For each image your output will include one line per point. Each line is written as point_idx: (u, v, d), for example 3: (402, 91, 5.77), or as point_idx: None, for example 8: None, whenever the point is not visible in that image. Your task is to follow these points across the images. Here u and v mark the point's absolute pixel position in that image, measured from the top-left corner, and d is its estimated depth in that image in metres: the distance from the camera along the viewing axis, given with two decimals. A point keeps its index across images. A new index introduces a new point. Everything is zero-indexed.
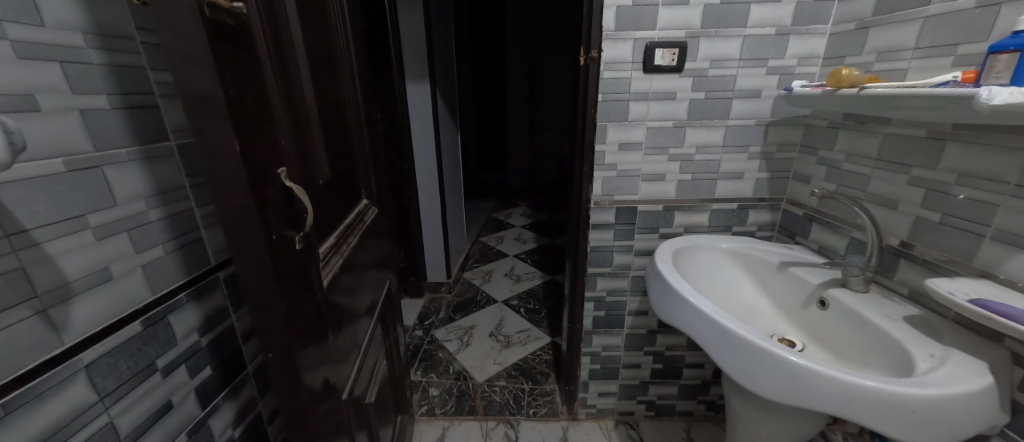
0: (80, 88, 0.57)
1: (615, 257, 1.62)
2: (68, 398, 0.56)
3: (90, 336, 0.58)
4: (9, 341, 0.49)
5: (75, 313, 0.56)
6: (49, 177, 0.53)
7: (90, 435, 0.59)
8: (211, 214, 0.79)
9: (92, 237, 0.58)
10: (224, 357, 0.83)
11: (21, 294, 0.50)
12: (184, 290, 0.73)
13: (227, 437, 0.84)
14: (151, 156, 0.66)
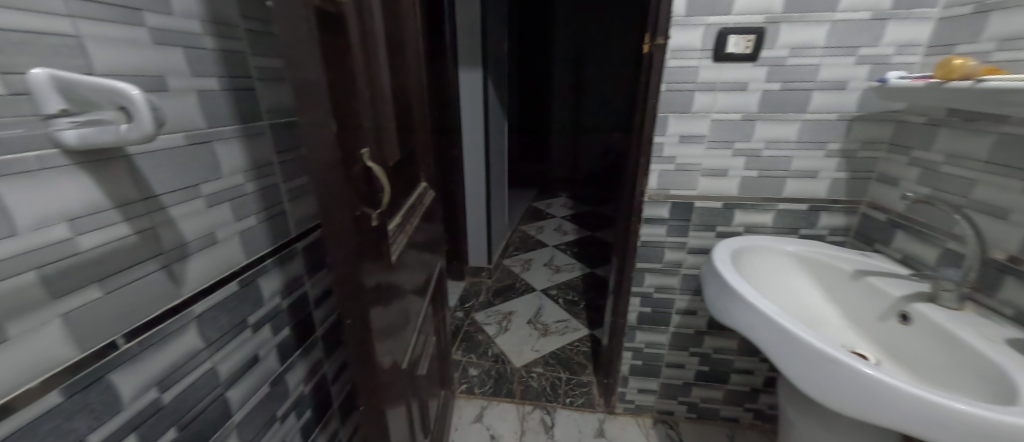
0: (198, 71, 0.63)
1: (666, 253, 1.57)
2: (183, 343, 0.64)
3: (201, 291, 0.66)
4: (143, 290, 0.56)
5: (189, 270, 0.63)
6: (174, 148, 0.59)
7: (198, 376, 0.67)
8: (294, 189, 0.86)
9: (204, 204, 0.65)
10: (299, 321, 0.91)
11: (153, 250, 0.57)
12: (270, 257, 0.80)
13: (300, 392, 0.93)
14: (248, 134, 0.73)
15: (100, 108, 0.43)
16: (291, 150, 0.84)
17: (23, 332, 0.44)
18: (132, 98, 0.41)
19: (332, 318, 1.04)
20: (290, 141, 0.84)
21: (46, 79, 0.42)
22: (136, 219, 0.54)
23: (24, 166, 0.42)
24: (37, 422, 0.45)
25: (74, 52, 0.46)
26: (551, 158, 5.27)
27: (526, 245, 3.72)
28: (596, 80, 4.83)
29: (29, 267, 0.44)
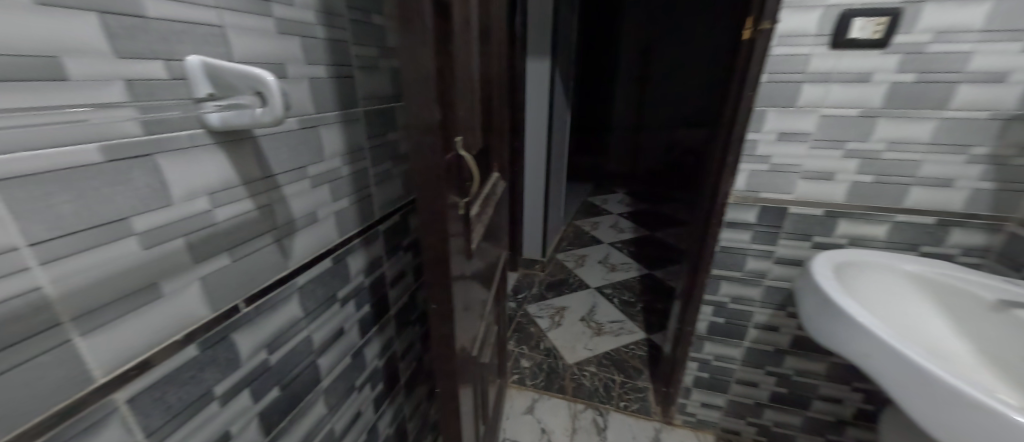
0: (312, 60, 0.67)
1: (749, 262, 1.43)
2: (287, 311, 0.68)
3: (303, 265, 0.70)
4: (260, 260, 0.61)
5: (296, 245, 0.68)
6: (289, 132, 0.64)
7: (296, 343, 0.71)
8: (381, 173, 0.90)
9: (309, 184, 0.70)
10: (378, 299, 0.95)
11: (269, 225, 0.62)
12: (357, 237, 0.85)
13: (374, 366, 0.98)
14: (347, 120, 0.77)
15: (240, 93, 0.46)
16: (380, 136, 0.88)
17: (173, 290, 0.48)
18: (267, 83, 0.44)
19: (404, 299, 1.08)
20: (379, 128, 0.87)
21: (199, 65, 0.47)
22: (258, 196, 0.59)
23: (177, 144, 0.46)
24: (179, 372, 0.49)
25: (217, 41, 0.50)
26: (611, 152, 5.08)
27: (581, 240, 3.61)
28: (665, 71, 4.56)
29: (179, 235, 0.48)
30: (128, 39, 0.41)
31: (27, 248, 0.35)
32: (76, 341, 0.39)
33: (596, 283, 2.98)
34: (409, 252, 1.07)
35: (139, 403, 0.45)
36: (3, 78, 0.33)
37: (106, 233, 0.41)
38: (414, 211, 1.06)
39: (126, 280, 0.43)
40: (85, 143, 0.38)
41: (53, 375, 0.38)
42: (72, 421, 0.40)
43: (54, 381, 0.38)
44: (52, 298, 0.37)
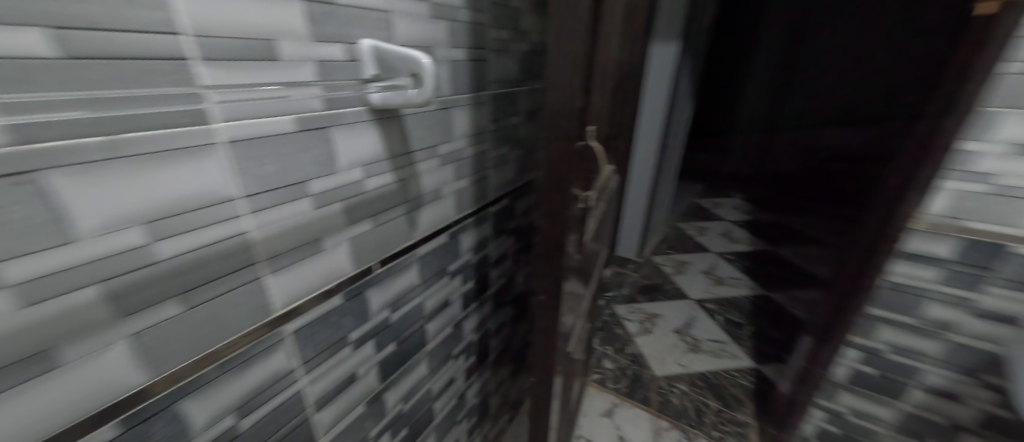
0: (455, 42, 0.69)
1: (930, 306, 1.03)
2: (406, 277, 0.70)
3: (426, 236, 0.73)
4: (393, 230, 0.63)
5: (422, 218, 0.70)
6: (429, 112, 0.66)
7: (411, 307, 0.74)
8: (498, 157, 0.91)
9: (439, 162, 0.71)
10: (480, 277, 0.98)
11: (403, 197, 0.64)
12: (471, 216, 0.87)
13: (469, 339, 1.01)
14: (476, 102, 0.79)
15: (399, 75, 0.50)
16: (500, 121, 0.88)
17: (331, 246, 0.52)
18: (426, 69, 0.46)
19: (501, 280, 1.10)
20: (501, 112, 0.88)
21: (370, 49, 0.51)
22: (399, 169, 0.61)
23: (345, 119, 0.49)
24: (328, 316, 0.54)
25: (383, 25, 0.54)
26: (732, 152, 4.48)
27: (682, 245, 3.25)
28: (817, 57, 3.77)
29: (337, 200, 0.51)
30: (322, 24, 0.45)
31: (240, 199, 0.40)
32: (264, 278, 0.45)
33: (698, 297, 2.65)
34: (512, 237, 1.08)
35: (296, 339, 0.51)
36: (237, 58, 0.37)
37: (288, 193, 0.45)
38: (521, 196, 1.07)
39: (299, 235, 0.47)
40: (282, 116, 0.42)
41: (246, 304, 0.44)
42: (252, 344, 0.45)
43: (244, 310, 0.44)
44: (250, 242, 0.42)
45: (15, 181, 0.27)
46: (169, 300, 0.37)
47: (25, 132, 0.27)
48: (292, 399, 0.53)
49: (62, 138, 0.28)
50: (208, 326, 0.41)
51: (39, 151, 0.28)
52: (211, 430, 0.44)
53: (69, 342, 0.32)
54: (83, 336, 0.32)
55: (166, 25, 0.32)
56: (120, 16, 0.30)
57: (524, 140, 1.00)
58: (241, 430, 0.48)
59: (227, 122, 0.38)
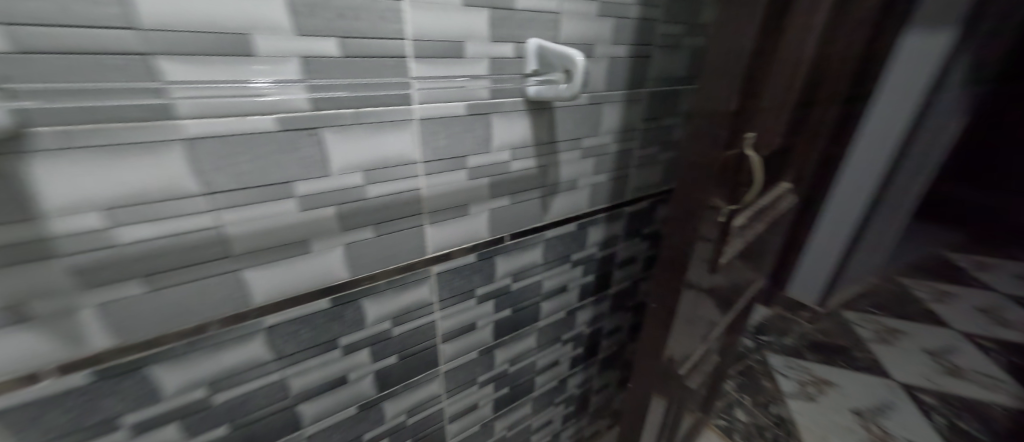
0: (618, 39, 0.58)
1: None
2: (529, 255, 0.67)
3: (556, 222, 0.66)
4: (522, 213, 0.61)
5: (557, 203, 0.65)
6: (577, 107, 0.58)
7: (528, 284, 0.70)
8: (644, 155, 0.75)
9: (579, 154, 0.63)
10: (602, 274, 0.83)
11: (540, 182, 0.60)
12: (604, 213, 0.74)
13: (580, 331, 0.88)
14: (631, 100, 0.66)
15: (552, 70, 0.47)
16: (657, 117, 0.72)
17: (474, 212, 0.55)
18: (576, 63, 0.43)
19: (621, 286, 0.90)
20: (662, 109, 0.72)
21: (535, 47, 0.48)
22: (541, 155, 0.58)
23: (504, 107, 0.50)
24: (463, 269, 0.59)
25: (551, 25, 0.50)
26: None
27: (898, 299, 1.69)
28: None
29: (487, 176, 0.53)
30: (501, 27, 0.45)
31: (421, 163, 0.46)
32: (425, 227, 0.51)
33: (905, 379, 1.42)
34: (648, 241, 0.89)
35: (438, 279, 0.57)
36: (441, 55, 0.42)
37: (450, 164, 0.49)
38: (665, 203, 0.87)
39: (453, 199, 0.52)
40: (456, 103, 0.46)
41: (409, 243, 0.51)
42: (409, 273, 0.53)
43: (410, 248, 0.51)
44: (420, 198, 0.49)
45: (306, 132, 0.38)
46: (366, 227, 0.46)
47: (318, 102, 0.37)
48: (426, 326, 0.60)
49: (332, 107, 0.38)
50: (386, 251, 0.49)
51: (323, 115, 0.38)
52: (372, 327, 0.54)
53: (316, 238, 0.43)
54: (321, 237, 0.44)
55: (396, 32, 0.38)
56: (376, 27, 0.37)
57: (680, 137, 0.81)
58: (390, 336, 0.56)
59: (422, 104, 0.43)
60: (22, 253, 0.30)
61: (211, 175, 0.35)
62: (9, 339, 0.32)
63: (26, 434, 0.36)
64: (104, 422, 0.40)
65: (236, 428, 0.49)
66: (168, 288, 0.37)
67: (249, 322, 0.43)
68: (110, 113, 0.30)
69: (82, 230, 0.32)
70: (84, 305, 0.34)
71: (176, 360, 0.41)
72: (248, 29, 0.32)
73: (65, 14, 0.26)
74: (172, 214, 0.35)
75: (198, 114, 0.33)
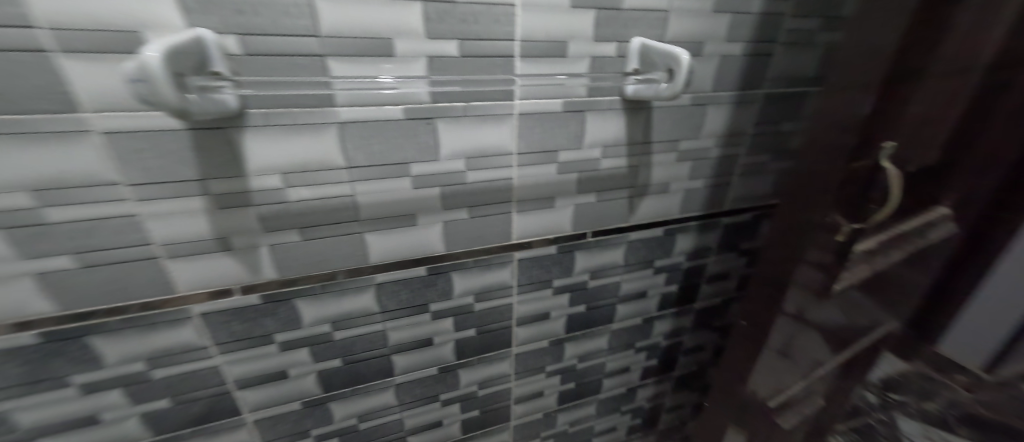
0: (734, 37, 0.52)
1: None
2: (609, 255, 0.66)
3: (642, 224, 0.65)
4: (607, 211, 0.61)
5: (646, 206, 0.63)
6: (677, 107, 0.54)
7: (607, 283, 0.70)
8: (748, 163, 0.65)
9: (675, 158, 0.59)
10: (687, 286, 0.78)
11: (629, 183, 0.59)
12: (697, 221, 0.69)
13: (657, 340, 0.84)
14: (740, 103, 0.58)
15: (654, 67, 0.45)
16: (770, 121, 0.62)
17: (560, 205, 0.57)
18: (681, 60, 0.40)
19: (707, 302, 0.83)
20: (781, 113, 0.62)
21: (638, 47, 0.46)
22: (633, 155, 0.56)
23: (600, 106, 0.50)
24: (543, 259, 0.62)
25: (659, 22, 0.47)
26: None
27: None
28: None
29: (576, 171, 0.54)
30: (606, 26, 0.45)
31: (515, 155, 0.50)
32: (513, 214, 0.55)
33: None
34: (748, 258, 0.80)
35: (519, 264, 0.61)
36: (544, 55, 0.44)
37: (542, 157, 0.52)
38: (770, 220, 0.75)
39: (541, 191, 0.54)
40: (554, 99, 0.48)
41: (498, 227, 0.56)
42: (495, 255, 0.58)
43: (497, 232, 0.56)
44: (512, 186, 0.52)
45: (424, 121, 0.44)
46: (462, 208, 0.51)
47: (436, 96, 0.43)
48: (503, 308, 0.64)
49: (447, 100, 0.43)
50: (477, 233, 0.54)
51: (439, 107, 0.43)
52: (458, 299, 0.60)
53: (422, 213, 0.50)
54: (426, 213, 0.50)
55: (508, 34, 0.42)
56: (491, 30, 0.41)
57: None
58: (472, 310, 0.62)
59: (523, 99, 0.46)
60: (231, 200, 0.41)
61: (352, 153, 0.43)
62: (219, 260, 0.44)
63: (217, 334, 0.49)
64: (260, 338, 0.52)
65: (346, 364, 0.59)
66: (315, 240, 0.47)
67: (365, 276, 0.52)
68: (295, 101, 0.38)
69: (267, 187, 0.42)
70: (262, 244, 0.45)
71: (313, 297, 0.51)
72: (391, 34, 0.38)
73: (274, 26, 0.35)
74: (323, 181, 0.43)
75: (348, 102, 0.40)
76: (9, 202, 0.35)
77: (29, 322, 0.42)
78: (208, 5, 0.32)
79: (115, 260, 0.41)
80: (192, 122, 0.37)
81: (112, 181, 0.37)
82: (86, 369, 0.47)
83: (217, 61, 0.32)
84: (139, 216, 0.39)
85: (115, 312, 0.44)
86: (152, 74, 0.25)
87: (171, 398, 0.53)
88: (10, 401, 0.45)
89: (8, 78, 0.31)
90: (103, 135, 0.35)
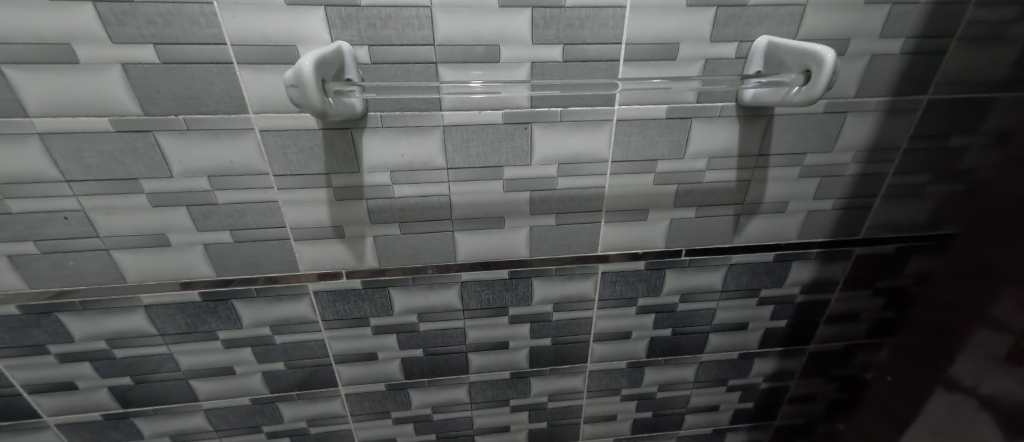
0: (889, 33, 0.43)
1: None
2: (705, 277, 0.60)
3: (748, 246, 0.58)
4: (708, 228, 0.55)
5: (753, 227, 0.56)
6: (805, 115, 0.48)
7: (699, 308, 0.64)
8: (894, 184, 0.55)
9: (797, 174, 0.52)
10: (801, 323, 0.68)
11: (736, 199, 0.53)
12: (819, 247, 0.59)
13: (755, 380, 0.74)
14: (891, 111, 0.49)
15: (786, 72, 0.38)
16: (931, 135, 0.51)
17: (652, 219, 0.53)
18: (823, 60, 0.33)
19: (822, 345, 0.71)
20: (947, 125, 0.50)
21: (764, 46, 0.42)
22: (743, 169, 0.51)
23: (709, 112, 0.46)
24: (629, 274, 0.58)
25: (793, 18, 0.41)
26: None
27: None
28: None
29: (676, 183, 0.51)
30: (726, 25, 0.41)
31: (610, 162, 0.48)
32: (602, 225, 0.53)
33: None
34: (884, 298, 0.67)
35: (603, 277, 0.58)
36: (650, 59, 0.42)
37: (639, 166, 0.49)
38: (919, 255, 0.62)
39: (634, 201, 0.52)
40: (660, 105, 0.45)
41: (585, 237, 0.54)
42: (579, 264, 0.56)
43: (583, 242, 0.54)
44: (603, 195, 0.51)
45: (521, 126, 0.44)
46: (550, 214, 0.51)
47: (536, 101, 0.43)
48: (582, 321, 0.62)
49: (546, 106, 0.44)
50: (563, 240, 0.54)
51: (537, 112, 0.44)
52: (537, 306, 0.59)
53: (509, 216, 0.51)
54: (514, 216, 0.51)
55: (614, 37, 0.41)
56: (596, 34, 0.40)
57: (974, 167, 0.54)
58: (550, 319, 0.61)
59: (624, 106, 0.45)
60: (347, 193, 0.46)
61: (452, 155, 0.45)
62: (333, 246, 0.50)
63: (325, 311, 0.56)
64: (359, 320, 0.57)
65: (427, 355, 0.62)
66: (413, 235, 0.50)
67: (452, 273, 0.54)
68: (408, 105, 0.42)
69: (377, 183, 0.46)
70: (368, 234, 0.50)
71: (405, 288, 0.55)
72: (498, 40, 0.39)
73: (398, 37, 0.38)
74: (425, 180, 0.47)
75: (452, 107, 0.42)
76: (193, 184, 0.44)
77: (196, 281, 0.51)
78: (348, 21, 0.37)
79: (257, 238, 0.48)
80: (324, 123, 0.42)
81: (262, 172, 0.44)
82: (229, 327, 0.56)
83: (351, 70, 0.38)
84: (278, 202, 0.46)
85: (252, 282, 0.52)
86: (304, 81, 0.29)
87: (285, 363, 0.60)
88: (180, 344, 0.57)
89: (201, 84, 0.38)
90: (259, 133, 0.42)
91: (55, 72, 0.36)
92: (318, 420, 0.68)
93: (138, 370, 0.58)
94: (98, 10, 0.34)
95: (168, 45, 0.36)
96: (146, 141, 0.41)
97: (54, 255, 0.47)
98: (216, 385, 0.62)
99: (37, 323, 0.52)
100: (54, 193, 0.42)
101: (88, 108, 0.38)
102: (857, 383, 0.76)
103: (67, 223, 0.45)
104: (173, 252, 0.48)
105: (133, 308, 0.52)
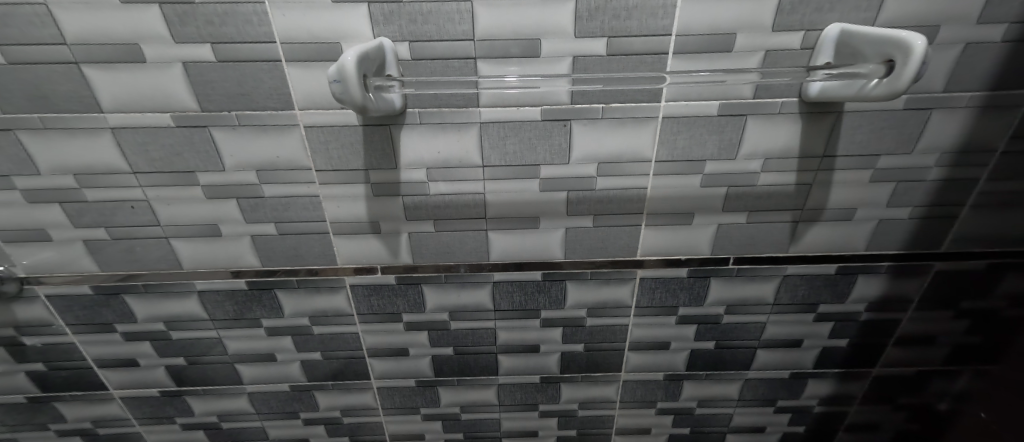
0: (990, 16, 0.38)
1: None
2: (756, 288, 0.56)
3: (805, 256, 0.53)
4: (761, 235, 0.51)
5: (813, 234, 0.51)
6: (881, 112, 0.43)
7: (747, 320, 0.59)
8: (985, 191, 0.49)
9: (868, 178, 0.47)
10: (865, 343, 0.62)
11: (794, 204, 0.49)
12: (891, 260, 0.54)
13: (807, 403, 0.68)
14: (988, 108, 0.43)
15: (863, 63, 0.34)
16: None
17: (698, 223, 0.50)
18: (911, 50, 0.29)
19: (890, 369, 0.64)
20: None
21: (835, 35, 0.38)
22: (804, 172, 0.47)
23: (768, 109, 0.43)
24: (671, 281, 0.55)
25: (870, 4, 0.37)
26: None
27: None
28: None
29: (726, 185, 0.47)
30: (791, 12, 0.38)
31: (653, 162, 0.46)
32: (643, 227, 0.51)
33: None
34: (969, 320, 0.59)
35: (642, 284, 0.55)
36: (702, 52, 0.40)
37: (685, 167, 0.46)
38: (1014, 273, 0.54)
39: (678, 204, 0.49)
40: (711, 102, 0.42)
41: (624, 241, 0.52)
42: (617, 269, 0.54)
43: (622, 245, 0.52)
44: (645, 196, 0.48)
45: (560, 123, 0.43)
46: (587, 216, 0.49)
47: (576, 97, 0.42)
48: (618, 327, 0.60)
49: (587, 102, 0.42)
50: (602, 243, 0.52)
51: (577, 108, 0.42)
52: (570, 310, 0.58)
53: (545, 216, 0.49)
54: (549, 216, 0.49)
55: (663, 28, 0.38)
56: (644, 24, 0.38)
57: None
58: (583, 324, 0.59)
59: (670, 102, 0.42)
60: (384, 189, 0.47)
61: (487, 152, 0.45)
62: (370, 241, 0.51)
63: (361, 305, 0.57)
64: (392, 315, 0.58)
65: (457, 354, 0.62)
66: (447, 232, 0.50)
67: (484, 273, 0.54)
68: (446, 102, 0.41)
69: (413, 180, 0.46)
70: (403, 231, 0.50)
71: (437, 285, 0.55)
72: (538, 34, 0.38)
73: (439, 32, 0.38)
74: (461, 178, 0.46)
75: (489, 103, 0.42)
76: (243, 178, 0.46)
77: (245, 270, 0.54)
78: (390, 16, 0.37)
79: (300, 232, 0.50)
80: (365, 119, 0.42)
81: (306, 167, 0.45)
82: (272, 316, 0.58)
83: (390, 66, 0.38)
84: (319, 197, 0.47)
85: (294, 274, 0.54)
86: (346, 76, 0.29)
87: (322, 352, 0.62)
88: (228, 329, 0.60)
89: (252, 81, 0.40)
90: (304, 129, 0.43)
91: (126, 71, 0.39)
92: (350, 411, 0.69)
93: (190, 352, 0.62)
94: (164, 12, 0.36)
95: (224, 44, 0.38)
96: (203, 136, 0.43)
97: (122, 241, 0.51)
98: (259, 370, 0.64)
99: (106, 303, 0.57)
100: (124, 184, 0.46)
101: (153, 104, 0.41)
102: (930, 413, 0.68)
103: (134, 212, 0.48)
104: (224, 242, 0.51)
105: (188, 293, 0.56)
